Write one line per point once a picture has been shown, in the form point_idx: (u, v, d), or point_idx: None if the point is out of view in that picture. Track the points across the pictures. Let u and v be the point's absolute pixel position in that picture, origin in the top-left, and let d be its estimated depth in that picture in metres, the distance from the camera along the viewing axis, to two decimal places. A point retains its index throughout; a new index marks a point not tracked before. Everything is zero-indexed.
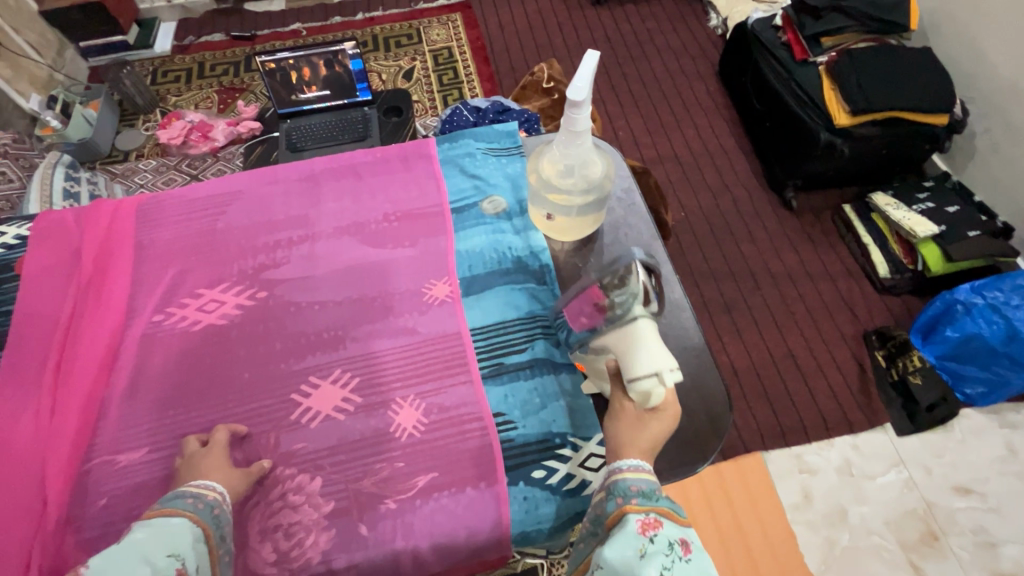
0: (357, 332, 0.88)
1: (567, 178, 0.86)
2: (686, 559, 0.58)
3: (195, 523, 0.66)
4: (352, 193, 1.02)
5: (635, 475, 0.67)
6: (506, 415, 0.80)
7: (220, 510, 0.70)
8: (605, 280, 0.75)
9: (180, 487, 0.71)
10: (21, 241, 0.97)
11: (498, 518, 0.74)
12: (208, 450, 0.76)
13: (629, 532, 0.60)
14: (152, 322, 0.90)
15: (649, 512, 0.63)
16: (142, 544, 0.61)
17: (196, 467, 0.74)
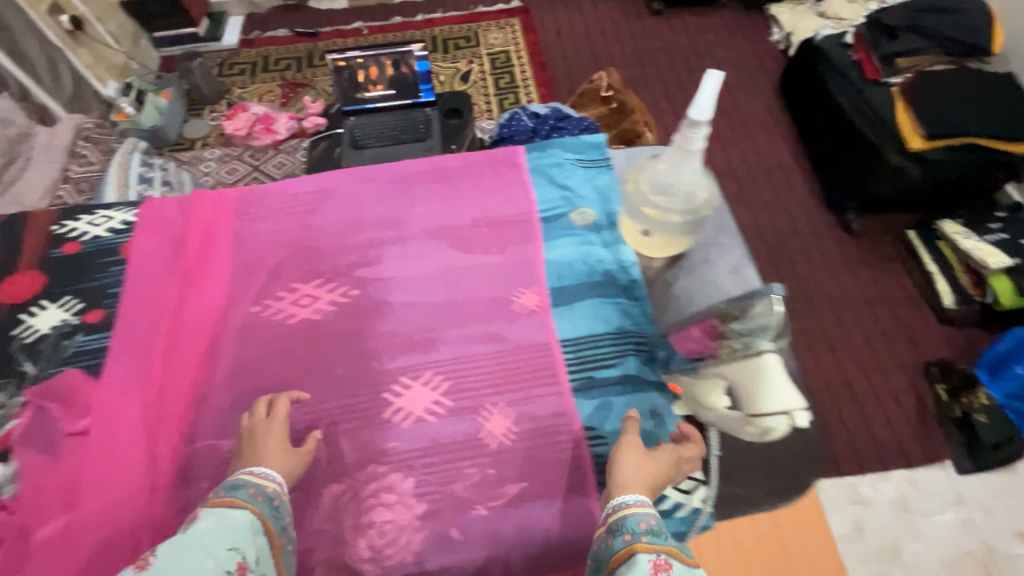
0: (448, 335, 0.89)
1: (668, 198, 0.87)
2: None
3: (255, 515, 0.66)
4: (441, 197, 1.04)
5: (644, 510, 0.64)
6: (597, 429, 0.80)
7: (277, 501, 0.70)
8: (727, 311, 0.73)
9: (238, 475, 0.71)
10: (126, 226, 1.02)
11: (591, 534, 0.75)
12: (269, 423, 0.78)
13: (639, 573, 0.56)
14: (250, 312, 0.92)
15: (659, 551, 0.59)
16: (203, 535, 0.60)
17: (260, 435, 0.77)
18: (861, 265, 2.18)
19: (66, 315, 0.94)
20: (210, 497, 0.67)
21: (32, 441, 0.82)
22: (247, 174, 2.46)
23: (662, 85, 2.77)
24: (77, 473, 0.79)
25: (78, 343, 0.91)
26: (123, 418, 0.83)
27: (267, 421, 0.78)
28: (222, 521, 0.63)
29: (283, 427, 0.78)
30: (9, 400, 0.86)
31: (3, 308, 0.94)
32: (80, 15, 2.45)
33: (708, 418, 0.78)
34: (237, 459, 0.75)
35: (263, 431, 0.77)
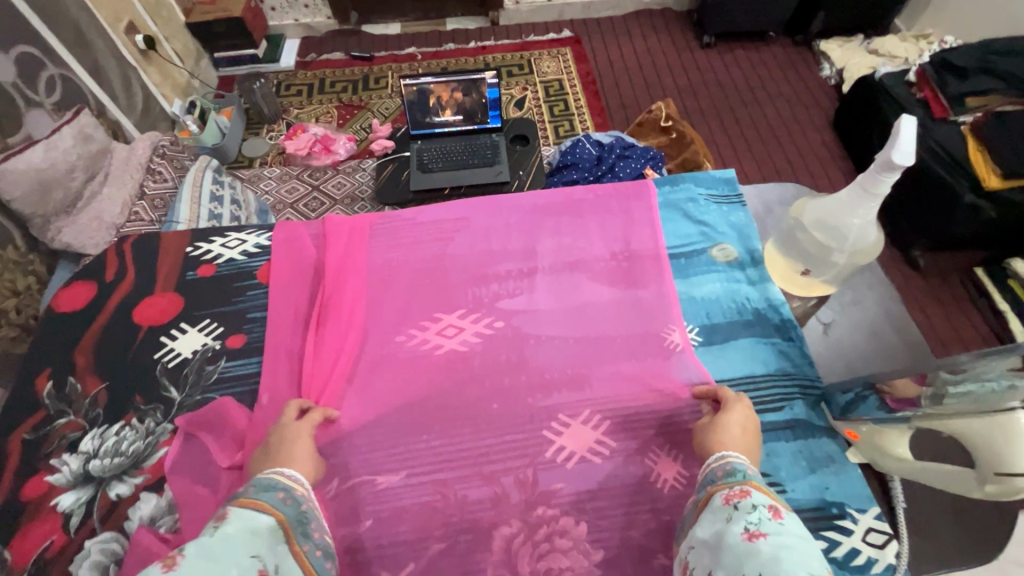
0: (602, 372, 0.87)
1: (829, 235, 0.84)
2: (777, 522, 0.52)
3: (279, 521, 0.57)
4: (576, 229, 1.03)
5: (733, 464, 0.64)
6: (771, 475, 0.78)
7: (304, 507, 0.62)
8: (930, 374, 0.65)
9: (266, 476, 0.63)
10: (261, 250, 1.02)
11: None
12: (300, 428, 0.74)
13: (716, 507, 0.58)
14: (395, 342, 0.91)
15: (735, 484, 0.60)
16: (234, 536, 0.51)
17: (287, 436, 0.72)
18: (928, 301, 2.17)
19: (206, 339, 0.92)
20: (236, 496, 0.58)
21: (184, 471, 0.80)
22: (306, 193, 2.42)
23: (716, 117, 2.79)
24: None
25: (222, 369, 0.89)
26: None
27: (287, 429, 0.73)
28: (250, 526, 0.53)
29: (306, 434, 0.74)
30: (157, 427, 0.84)
31: (142, 330, 0.93)
32: (153, 34, 2.50)
33: (893, 468, 0.74)
34: (256, 460, 0.69)
35: (291, 433, 0.72)
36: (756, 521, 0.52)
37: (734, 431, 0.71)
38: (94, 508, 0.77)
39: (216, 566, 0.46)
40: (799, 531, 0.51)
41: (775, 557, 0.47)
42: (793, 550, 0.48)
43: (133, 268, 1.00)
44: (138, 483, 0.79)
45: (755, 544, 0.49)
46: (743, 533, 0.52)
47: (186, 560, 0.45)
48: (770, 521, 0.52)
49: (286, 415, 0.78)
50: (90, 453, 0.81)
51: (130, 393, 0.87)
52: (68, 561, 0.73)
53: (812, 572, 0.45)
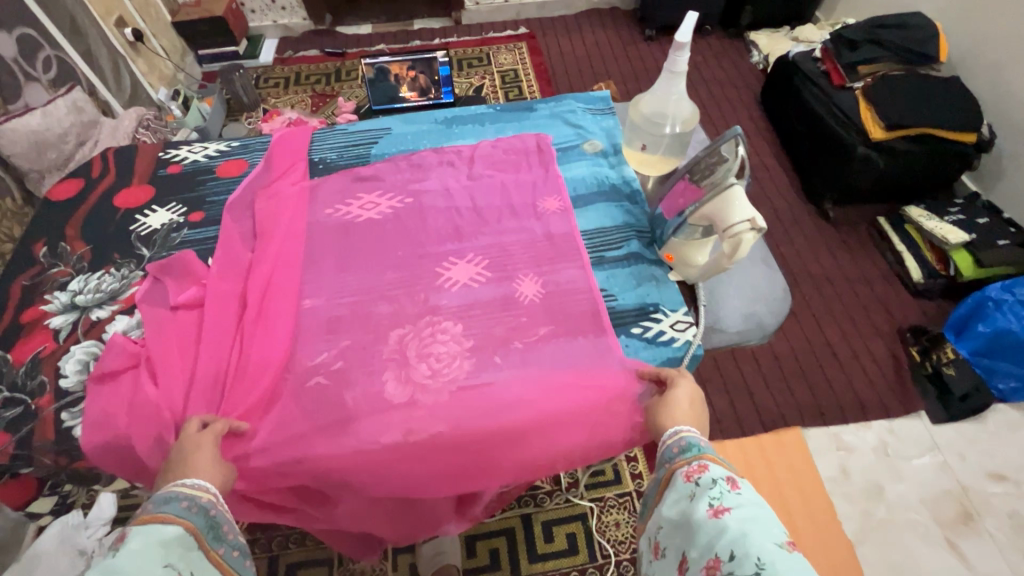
0: (487, 229, 1.10)
1: (660, 115, 1.08)
2: (735, 493, 0.64)
3: (188, 529, 0.62)
4: (477, 135, 1.27)
5: (688, 440, 0.75)
6: (608, 290, 1.01)
7: (211, 512, 0.66)
8: (696, 175, 0.88)
9: (171, 488, 0.67)
10: (219, 154, 1.25)
11: (621, 360, 0.92)
12: (198, 440, 0.77)
13: (679, 484, 0.69)
14: (324, 213, 1.14)
15: (693, 460, 0.71)
16: (140, 553, 0.56)
17: (186, 446, 0.76)
18: (837, 246, 2.41)
19: (172, 215, 1.15)
20: (138, 514, 0.62)
21: (151, 300, 1.01)
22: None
23: None
24: (194, 332, 0.97)
25: (184, 234, 1.12)
26: (231, 290, 1.01)
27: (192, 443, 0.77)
28: (155, 539, 0.58)
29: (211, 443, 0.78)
30: (130, 273, 1.06)
31: (120, 211, 1.15)
32: (140, 29, 2.77)
33: (698, 274, 0.98)
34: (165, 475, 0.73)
35: (187, 446, 0.75)
36: (719, 497, 0.64)
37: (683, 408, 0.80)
38: (79, 325, 0.99)
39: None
40: (754, 497, 0.63)
41: (742, 531, 0.59)
42: (755, 519, 0.60)
43: (115, 167, 1.23)
44: (114, 309, 1.01)
45: (723, 520, 0.61)
46: (709, 510, 0.63)
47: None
48: (730, 492, 0.64)
49: (189, 427, 0.81)
50: (77, 290, 1.03)
51: (110, 252, 1.09)
52: (58, 358, 0.95)
53: (777, 541, 0.58)
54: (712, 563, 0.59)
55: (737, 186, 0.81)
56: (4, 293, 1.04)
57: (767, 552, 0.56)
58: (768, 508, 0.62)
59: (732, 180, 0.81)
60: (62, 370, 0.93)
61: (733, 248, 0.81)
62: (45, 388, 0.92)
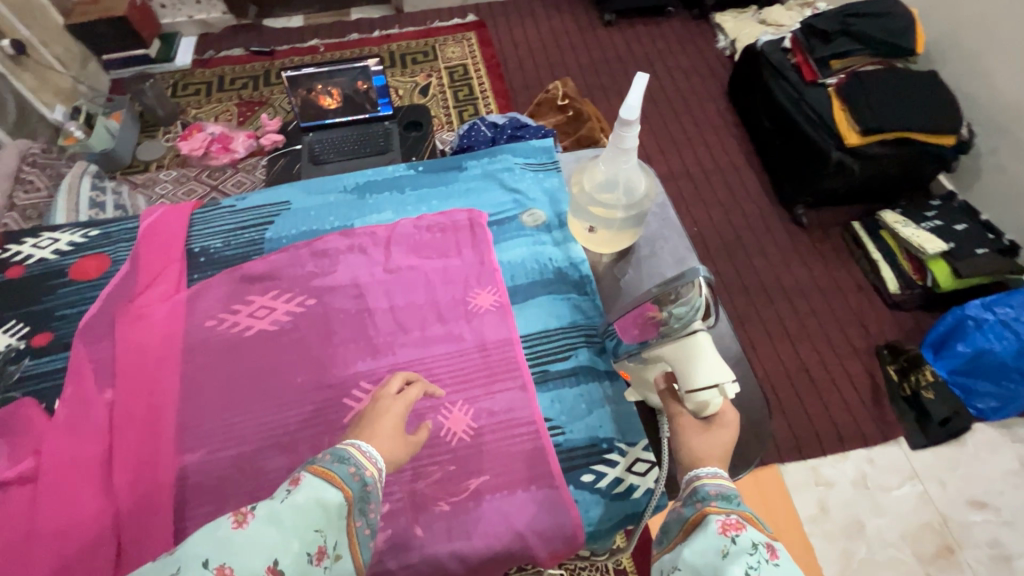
0: (406, 339, 0.91)
1: (611, 193, 0.90)
2: (774, 564, 0.50)
3: (347, 498, 0.58)
4: (396, 206, 1.06)
5: (726, 490, 0.60)
6: (554, 420, 0.83)
7: (371, 487, 0.62)
8: (660, 294, 0.74)
9: (345, 446, 0.65)
10: (74, 247, 1.01)
11: (570, 520, 0.76)
12: (392, 401, 0.75)
13: (710, 532, 0.55)
14: (204, 327, 0.92)
15: (731, 512, 0.56)
16: (298, 508, 0.53)
17: (378, 409, 0.74)
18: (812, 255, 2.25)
19: (11, 339, 0.92)
20: (316, 460, 0.60)
21: None
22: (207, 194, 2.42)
23: (616, 91, 2.84)
24: (26, 517, 0.76)
25: (25, 368, 0.89)
26: (85, 453, 0.80)
27: (394, 398, 0.76)
28: (318, 497, 0.55)
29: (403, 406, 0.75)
30: None
31: None
32: (23, 39, 2.38)
33: (658, 402, 0.78)
34: (356, 426, 0.72)
35: (379, 407, 0.73)
36: (758, 569, 0.49)
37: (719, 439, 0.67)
38: None
39: (277, 538, 0.50)
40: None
41: None
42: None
43: None
44: None
45: None
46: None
47: (255, 524, 0.50)
48: (768, 564, 0.50)
49: (389, 385, 0.79)
50: None
51: None
52: None
53: None
54: None
55: (701, 331, 0.70)
56: None
57: None
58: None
59: (699, 326, 0.70)
60: None
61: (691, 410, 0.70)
62: None
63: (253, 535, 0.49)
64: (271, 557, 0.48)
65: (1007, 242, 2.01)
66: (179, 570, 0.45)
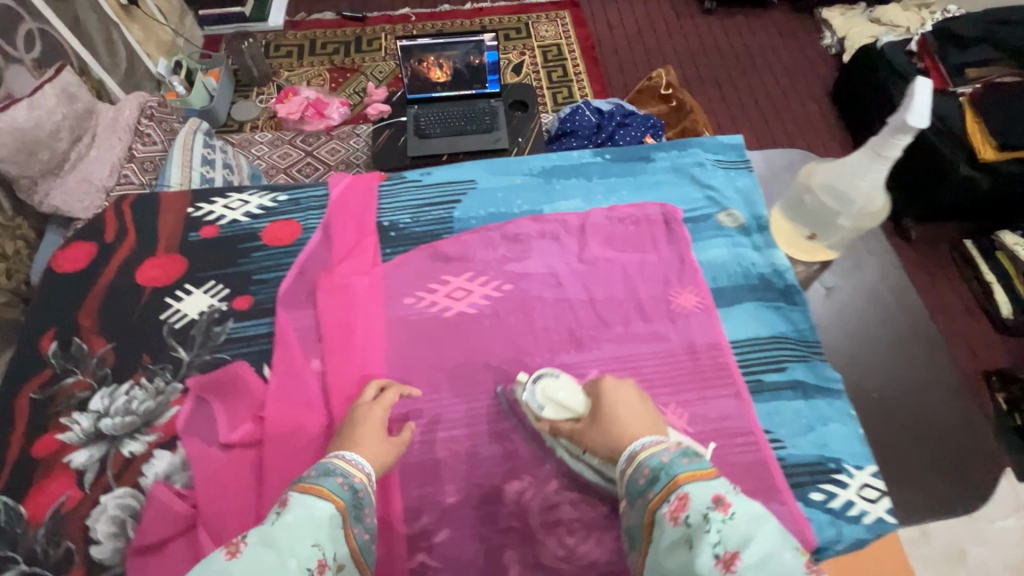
0: (610, 335, 0.88)
1: (836, 200, 0.86)
2: (728, 518, 0.48)
3: (337, 507, 0.57)
4: (584, 194, 1.03)
5: (653, 464, 0.56)
6: (773, 433, 0.81)
7: (358, 494, 0.61)
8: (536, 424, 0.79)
9: (327, 461, 0.64)
10: (264, 212, 1.00)
11: (802, 538, 0.73)
12: (369, 409, 0.73)
13: (669, 535, 0.50)
14: (403, 304, 0.90)
15: (668, 492, 0.52)
16: (291, 529, 0.52)
17: (357, 417, 0.72)
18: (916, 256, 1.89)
19: (213, 300, 0.91)
20: (298, 481, 0.59)
21: (197, 432, 0.80)
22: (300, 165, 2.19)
23: (712, 86, 2.67)
24: (253, 481, 0.76)
25: (230, 330, 0.89)
26: (300, 422, 0.80)
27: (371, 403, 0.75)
28: (310, 513, 0.54)
29: (382, 403, 0.75)
30: (166, 386, 0.84)
31: (147, 291, 0.92)
32: None
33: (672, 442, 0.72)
34: (335, 441, 0.71)
35: (355, 417, 0.72)
36: (721, 540, 0.47)
37: (616, 410, 0.67)
38: (108, 465, 0.78)
39: (275, 561, 0.48)
40: (752, 520, 0.48)
41: None
42: (776, 565, 0.45)
43: (133, 226, 0.98)
44: (151, 441, 0.79)
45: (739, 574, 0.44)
46: (716, 565, 0.45)
47: (246, 552, 0.49)
48: (723, 523, 0.48)
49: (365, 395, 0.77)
50: (102, 412, 0.81)
51: (139, 354, 0.86)
52: (84, 516, 0.74)
53: None
54: None
55: (520, 373, 0.83)
56: (6, 413, 0.82)
57: None
58: (768, 521, 0.48)
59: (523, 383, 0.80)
60: (92, 533, 0.73)
61: (576, 417, 0.73)
62: (72, 559, 0.72)
63: (248, 561, 0.48)
64: None
65: None
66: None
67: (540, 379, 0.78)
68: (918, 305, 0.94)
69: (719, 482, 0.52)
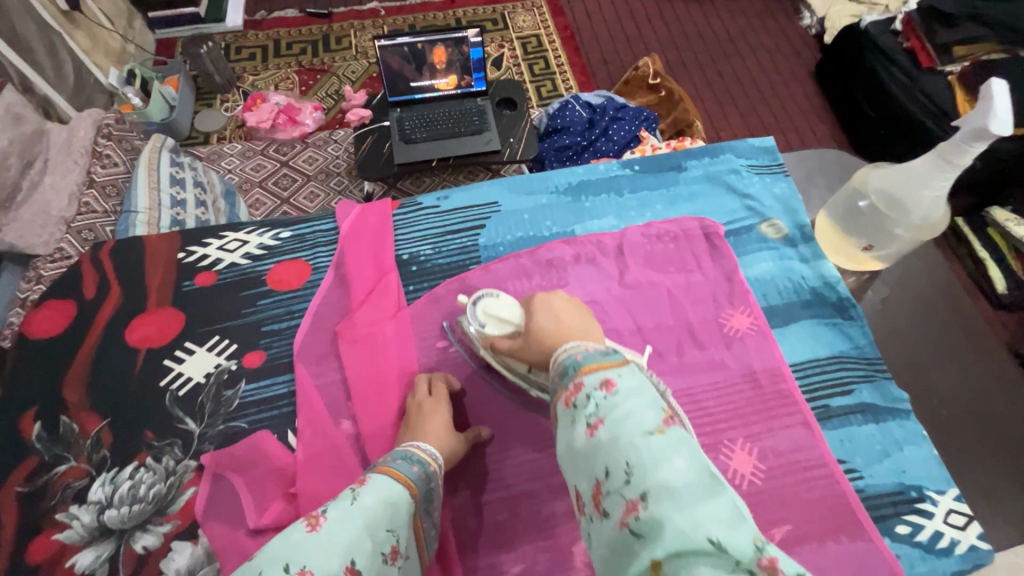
0: (665, 367, 0.82)
1: (891, 208, 0.81)
2: (610, 397, 0.48)
3: (411, 493, 0.57)
4: (616, 210, 0.96)
5: (564, 361, 0.54)
6: (849, 462, 0.76)
7: (430, 482, 0.61)
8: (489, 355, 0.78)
9: (403, 449, 0.64)
10: (266, 251, 0.90)
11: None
12: (433, 404, 0.74)
13: (562, 412, 0.51)
14: (437, 348, 0.82)
15: (570, 377, 0.52)
16: (368, 512, 0.51)
17: (420, 411, 0.73)
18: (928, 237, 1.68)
19: (220, 359, 0.81)
20: (376, 462, 0.60)
21: (220, 515, 0.70)
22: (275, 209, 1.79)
23: (699, 71, 2.44)
24: None
25: (243, 394, 0.78)
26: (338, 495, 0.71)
27: (427, 400, 0.75)
28: (388, 499, 0.53)
29: (445, 405, 0.74)
30: (177, 465, 0.73)
31: (141, 354, 0.81)
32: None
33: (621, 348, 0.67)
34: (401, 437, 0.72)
35: (423, 410, 0.73)
36: (594, 411, 0.47)
37: (546, 323, 0.62)
38: (118, 564, 0.67)
39: (356, 538, 0.48)
40: (631, 395, 0.47)
41: (619, 447, 0.44)
42: (634, 425, 0.45)
43: (116, 279, 0.87)
44: (167, 532, 0.69)
45: (597, 437, 0.46)
46: (586, 430, 0.47)
47: (327, 527, 0.48)
48: (603, 400, 0.48)
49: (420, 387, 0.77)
50: (104, 503, 0.71)
51: (139, 430, 0.75)
52: None
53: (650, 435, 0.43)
54: (595, 487, 0.45)
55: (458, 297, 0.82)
56: None
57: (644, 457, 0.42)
58: (649, 396, 0.47)
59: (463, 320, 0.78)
60: None
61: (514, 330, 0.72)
62: None
63: (328, 537, 0.47)
64: (349, 557, 0.46)
65: None
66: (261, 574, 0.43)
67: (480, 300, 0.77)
68: (968, 309, 0.91)
69: (621, 369, 0.50)
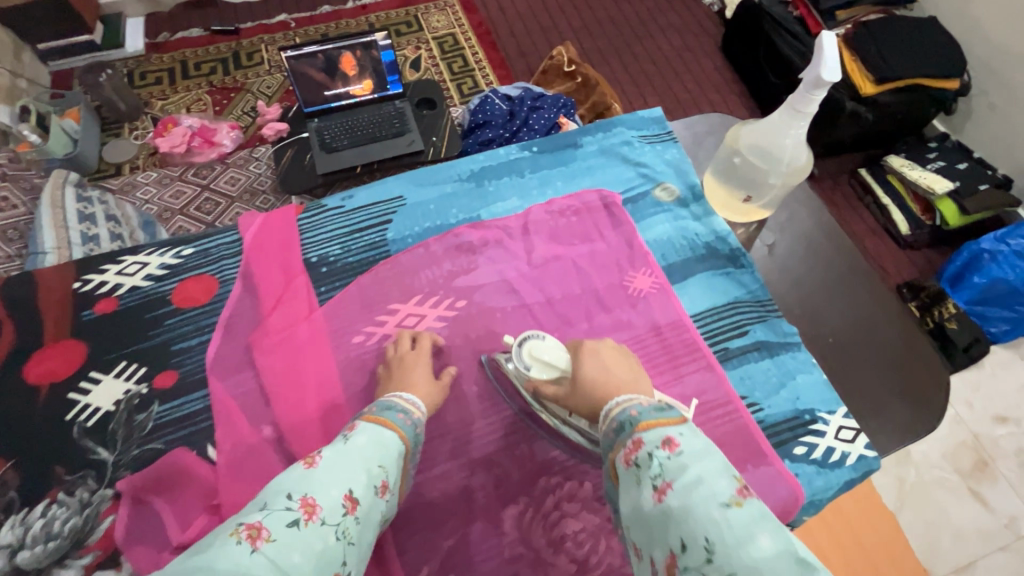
0: (576, 333, 0.86)
1: (764, 158, 0.87)
2: (675, 457, 0.45)
3: (402, 439, 0.59)
4: (520, 191, 1.00)
5: (621, 417, 0.54)
6: (750, 397, 0.82)
7: (417, 429, 0.64)
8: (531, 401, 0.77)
9: (390, 398, 0.66)
10: (169, 271, 0.88)
11: (793, 492, 0.74)
12: (416, 355, 0.78)
13: (620, 471, 0.49)
14: (353, 344, 0.83)
15: (627, 437, 0.51)
16: (361, 450, 0.53)
17: (403, 363, 0.77)
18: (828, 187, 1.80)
19: (129, 384, 0.79)
20: (366, 411, 0.62)
21: (143, 540, 0.69)
22: None
23: (614, 55, 2.51)
24: None
25: (157, 416, 0.77)
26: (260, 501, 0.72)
27: (407, 356, 0.78)
28: (379, 439, 0.56)
29: (429, 358, 0.78)
30: (92, 496, 0.71)
31: (43, 390, 0.78)
32: None
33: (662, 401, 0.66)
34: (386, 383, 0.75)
35: (408, 362, 0.76)
36: (660, 473, 0.45)
37: (593, 373, 0.64)
38: None
39: (349, 472, 0.50)
40: (698, 455, 0.45)
41: (693, 518, 0.41)
42: (707, 491, 0.42)
43: (11, 318, 0.83)
44: (87, 564, 0.68)
45: (666, 503, 0.43)
46: (653, 494, 0.44)
47: (324, 462, 0.50)
48: (666, 459, 0.45)
49: (400, 344, 0.80)
50: (15, 545, 0.68)
51: (49, 466, 0.73)
52: None
53: (727, 503, 0.41)
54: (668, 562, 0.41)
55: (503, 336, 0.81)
56: None
57: (720, 531, 0.39)
58: (716, 459, 0.45)
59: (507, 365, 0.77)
60: None
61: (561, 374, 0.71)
62: None
63: (327, 470, 0.49)
64: (347, 487, 0.49)
65: (1000, 176, 1.57)
66: (266, 505, 0.45)
67: (525, 342, 0.75)
68: (849, 247, 0.99)
69: (681, 428, 0.49)
